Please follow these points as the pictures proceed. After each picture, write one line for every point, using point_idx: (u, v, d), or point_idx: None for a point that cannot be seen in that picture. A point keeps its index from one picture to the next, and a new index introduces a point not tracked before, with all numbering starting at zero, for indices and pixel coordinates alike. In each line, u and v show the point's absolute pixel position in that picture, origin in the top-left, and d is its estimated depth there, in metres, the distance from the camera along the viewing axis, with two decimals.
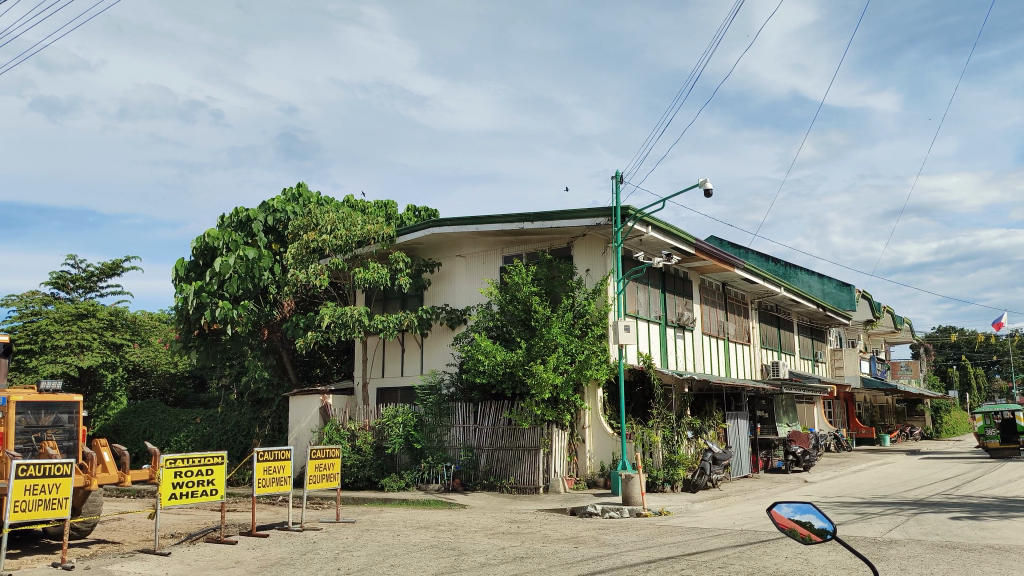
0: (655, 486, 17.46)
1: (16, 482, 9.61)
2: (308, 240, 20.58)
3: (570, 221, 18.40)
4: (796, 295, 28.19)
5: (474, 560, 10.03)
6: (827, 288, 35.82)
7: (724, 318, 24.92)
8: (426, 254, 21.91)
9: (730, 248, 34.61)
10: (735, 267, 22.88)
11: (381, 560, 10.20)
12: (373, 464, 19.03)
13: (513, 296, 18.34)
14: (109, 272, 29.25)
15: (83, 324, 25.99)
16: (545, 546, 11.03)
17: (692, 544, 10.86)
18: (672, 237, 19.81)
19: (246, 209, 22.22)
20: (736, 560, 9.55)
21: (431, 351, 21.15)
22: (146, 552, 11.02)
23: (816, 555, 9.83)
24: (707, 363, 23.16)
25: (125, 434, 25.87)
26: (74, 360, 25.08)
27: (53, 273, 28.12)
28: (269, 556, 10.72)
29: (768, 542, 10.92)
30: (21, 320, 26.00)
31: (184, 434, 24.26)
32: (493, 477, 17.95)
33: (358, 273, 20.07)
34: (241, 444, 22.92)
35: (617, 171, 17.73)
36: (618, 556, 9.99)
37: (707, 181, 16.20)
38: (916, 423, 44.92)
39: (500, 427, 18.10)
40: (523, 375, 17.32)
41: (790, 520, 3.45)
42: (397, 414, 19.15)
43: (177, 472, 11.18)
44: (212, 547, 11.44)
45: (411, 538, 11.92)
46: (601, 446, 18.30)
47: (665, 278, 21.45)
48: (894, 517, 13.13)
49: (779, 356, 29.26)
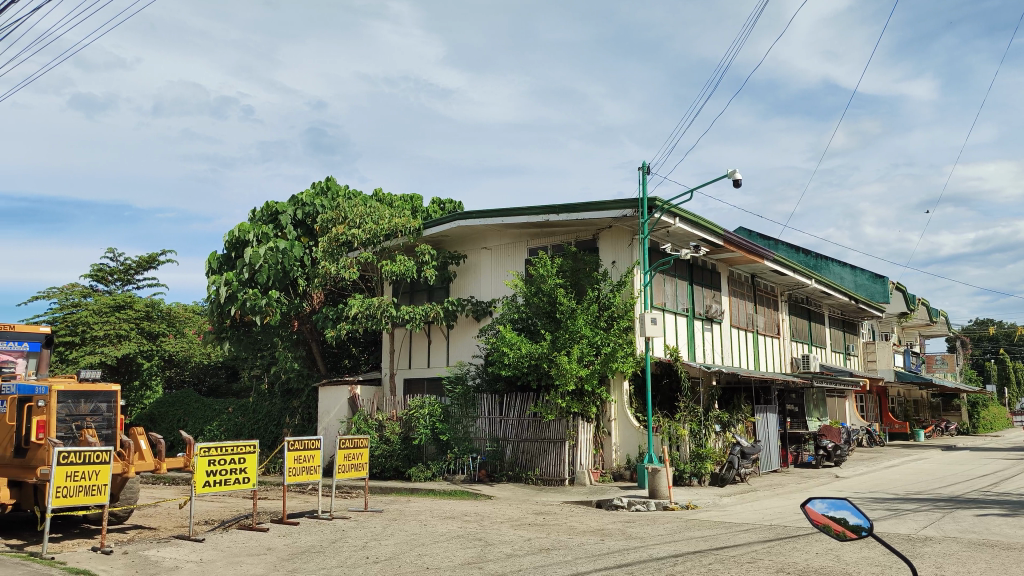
0: (682, 480, 17.33)
1: (58, 468, 9.85)
2: (338, 234, 20.74)
3: (597, 213, 18.27)
4: (827, 287, 27.80)
5: (501, 551, 10.02)
6: (860, 280, 35.25)
7: (753, 311, 24.61)
8: (452, 246, 21.93)
9: (759, 240, 34.18)
10: (764, 258, 22.55)
11: (410, 549, 10.25)
12: (400, 454, 19.12)
13: (538, 288, 18.25)
14: (146, 265, 29.73)
15: (121, 315, 26.42)
16: (572, 538, 11.00)
17: (720, 538, 10.73)
18: (699, 228, 19.59)
19: (276, 203, 22.48)
20: (765, 556, 9.42)
21: (456, 343, 21.20)
22: (180, 538, 11.19)
23: (849, 552, 9.66)
24: (736, 356, 22.91)
25: (161, 423, 26.28)
26: (112, 350, 25.55)
27: (92, 266, 28.69)
28: (300, 543, 10.81)
29: (799, 537, 10.76)
30: (62, 312, 26.66)
31: (217, 422, 24.60)
32: (519, 469, 17.93)
33: (385, 266, 20.22)
34: (272, 434, 23.17)
35: (644, 163, 17.59)
36: (645, 549, 9.93)
37: (736, 172, 16.00)
38: (951, 418, 43.99)
39: (525, 418, 18.06)
40: (549, 367, 17.27)
41: (824, 516, 3.39)
42: (423, 403, 19.28)
43: (211, 460, 11.35)
44: (245, 534, 11.58)
45: (438, 527, 11.96)
46: (626, 438, 18.21)
47: (693, 270, 21.22)
48: (929, 514, 12.85)
49: (810, 349, 28.87)
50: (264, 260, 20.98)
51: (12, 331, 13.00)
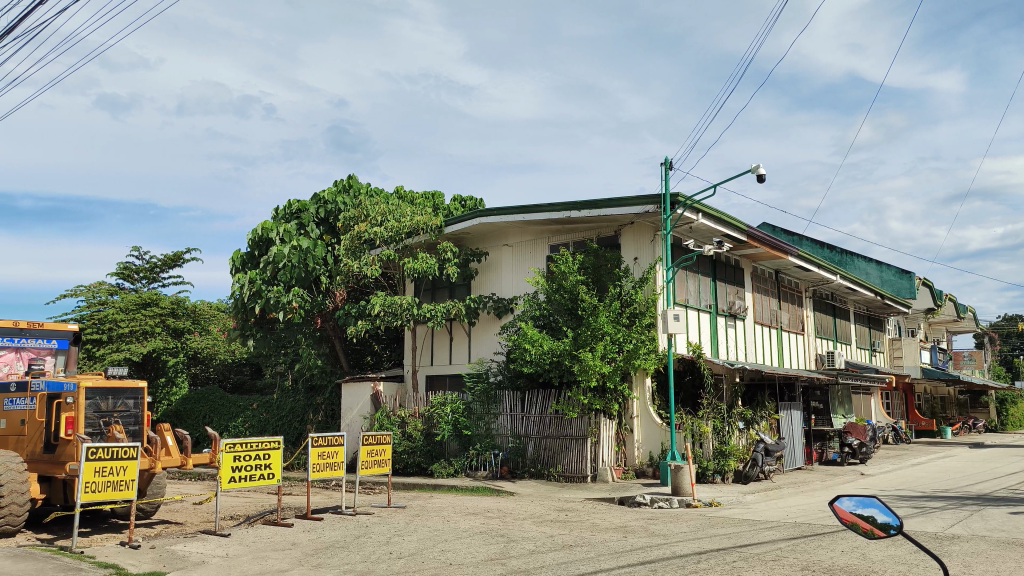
0: (705, 477, 17.22)
1: (86, 463, 10.01)
2: (360, 232, 20.83)
3: (618, 209, 18.21)
4: (853, 283, 27.48)
5: (523, 548, 10.02)
6: (886, 276, 34.83)
7: (777, 307, 24.41)
8: (473, 243, 21.97)
9: (783, 235, 33.86)
10: (788, 254, 22.35)
11: (432, 545, 10.30)
12: (422, 450, 19.20)
13: (560, 285, 18.24)
14: (171, 263, 30.08)
15: (147, 312, 26.74)
16: (594, 535, 10.98)
17: (744, 536, 10.66)
18: (722, 224, 19.46)
19: (299, 201, 22.65)
20: (789, 554, 9.33)
21: (478, 340, 21.24)
22: (207, 533, 11.32)
23: (875, 550, 9.55)
24: (760, 352, 22.74)
25: (186, 419, 26.56)
26: (137, 347, 25.89)
27: (118, 264, 29.07)
28: (324, 539, 10.90)
29: (824, 535, 10.65)
30: (89, 309, 27.04)
31: (241, 419, 24.87)
32: (541, 466, 17.94)
33: (407, 263, 20.29)
34: (295, 430, 23.37)
35: (666, 158, 17.47)
36: (668, 546, 9.89)
37: (761, 166, 15.89)
38: (979, 415, 43.37)
39: (547, 415, 18.05)
40: (570, 363, 17.28)
41: (851, 514, 3.34)
42: (445, 400, 19.41)
43: (237, 456, 11.47)
44: (270, 529, 11.69)
45: (460, 524, 11.99)
46: (649, 435, 18.16)
47: (716, 266, 21.08)
48: (956, 513, 12.68)
49: (835, 346, 28.56)
50: (288, 258, 21.13)
51: (40, 328, 13.21)
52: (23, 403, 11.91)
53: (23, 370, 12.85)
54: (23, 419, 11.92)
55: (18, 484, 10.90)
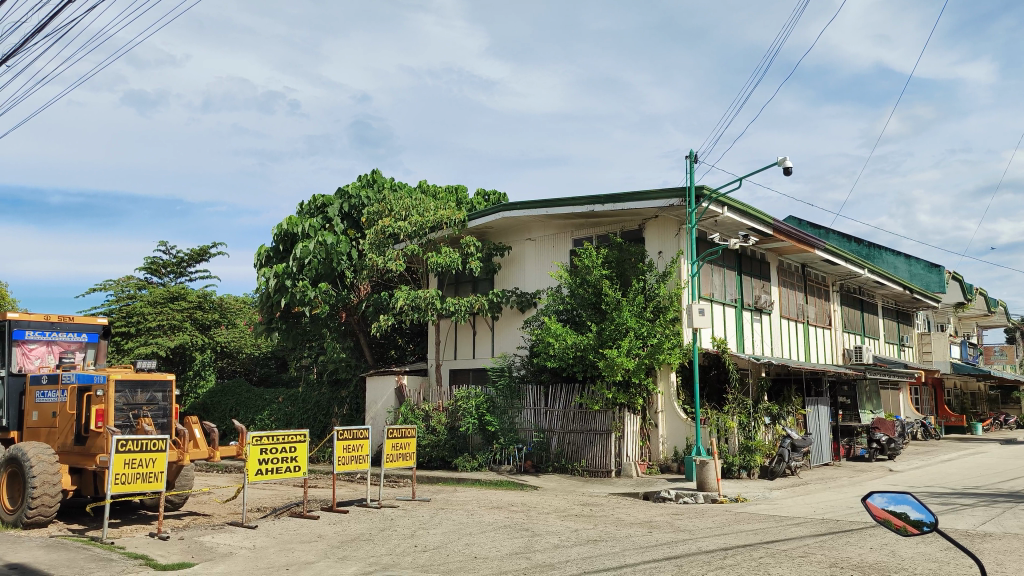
0: (731, 472, 17.10)
1: (117, 455, 10.17)
2: (384, 226, 20.90)
3: (642, 203, 18.09)
4: (881, 276, 27.10)
5: (548, 542, 10.00)
6: (915, 269, 34.31)
7: (804, 301, 24.14)
8: (496, 238, 21.98)
9: (810, 229, 33.48)
10: (816, 248, 22.10)
11: (457, 538, 10.32)
12: (446, 444, 19.23)
13: (584, 279, 18.20)
14: (198, 257, 30.41)
15: (174, 306, 27.13)
16: (619, 529, 10.94)
17: (771, 532, 10.56)
18: (748, 217, 19.26)
19: (323, 196, 22.74)
20: (817, 550, 9.21)
21: (501, 334, 21.25)
22: (235, 525, 11.45)
23: (904, 547, 9.40)
24: (786, 347, 22.54)
25: (214, 412, 26.93)
26: (165, 342, 26.22)
27: (146, 259, 29.46)
28: (349, 531, 10.98)
29: (852, 532, 10.51)
30: (118, 304, 27.45)
31: (267, 412, 25.09)
32: (565, 460, 17.91)
33: (431, 257, 20.31)
34: (321, 423, 23.55)
35: (691, 151, 17.32)
36: (694, 542, 9.84)
37: (787, 159, 15.75)
38: (1010, 411, 42.66)
39: (571, 410, 18.01)
40: (594, 358, 17.28)
41: (884, 511, 3.26)
42: (469, 394, 19.35)
43: (263, 448, 11.58)
44: (296, 521, 11.79)
45: (485, 517, 12.01)
46: (674, 430, 18.10)
47: (741, 260, 20.87)
48: (988, 510, 12.47)
49: (862, 341, 28.21)
50: (313, 253, 21.14)
51: (71, 322, 13.39)
52: (55, 396, 12.10)
53: (55, 364, 13.15)
54: (54, 411, 12.11)
55: (50, 475, 11.10)
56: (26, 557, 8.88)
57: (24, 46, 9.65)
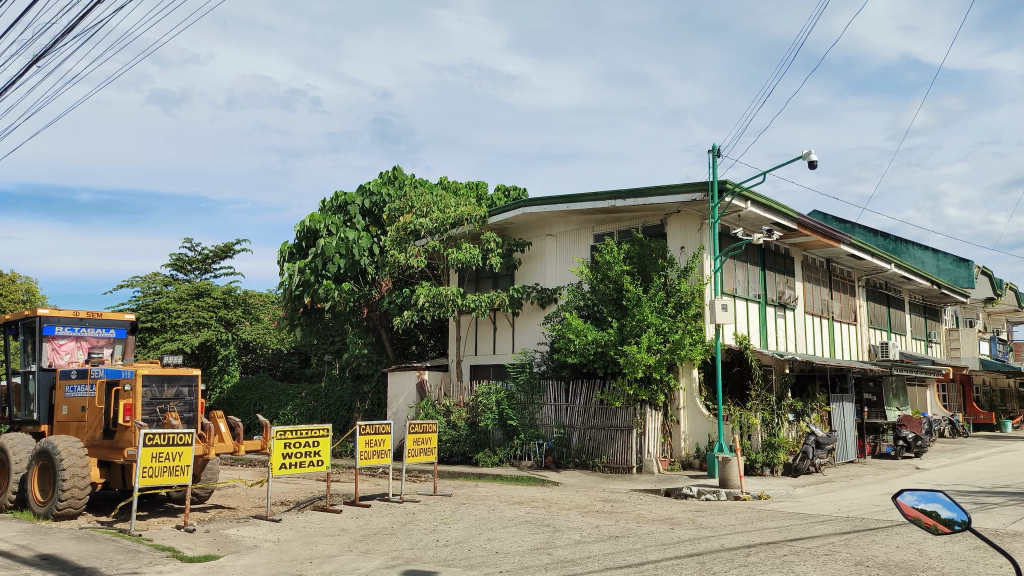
0: (753, 469, 16.99)
1: (144, 449, 10.33)
2: (405, 223, 20.95)
3: (664, 198, 17.96)
4: (907, 271, 26.77)
5: (569, 538, 9.99)
6: (943, 264, 33.85)
7: (829, 297, 23.85)
8: (517, 234, 21.95)
9: (836, 224, 33.13)
10: (841, 242, 21.84)
11: (478, 533, 10.35)
12: (467, 439, 19.33)
13: (605, 275, 18.14)
14: (222, 254, 30.73)
15: (200, 302, 27.46)
16: (640, 526, 10.90)
17: (795, 529, 10.46)
18: (771, 212, 19.08)
19: (345, 193, 22.82)
20: (842, 548, 9.12)
21: (522, 329, 21.25)
22: (259, 518, 11.57)
23: (931, 546, 9.27)
24: (810, 343, 22.32)
25: (238, 407, 27.25)
26: (190, 338, 26.54)
27: (172, 255, 29.83)
28: (372, 525, 11.05)
29: (878, 530, 10.40)
30: (145, 299, 27.85)
31: (291, 407, 25.32)
32: (586, 456, 17.87)
33: (452, 254, 20.35)
34: (343, 418, 23.73)
35: (714, 145, 17.19)
36: (717, 539, 9.78)
37: (812, 153, 15.58)
38: None
39: (591, 406, 17.97)
40: (615, 354, 17.21)
41: (914, 509, 3.21)
42: (490, 391, 19.40)
43: (287, 443, 11.68)
44: (319, 515, 11.89)
45: (506, 513, 12.04)
46: (696, 428, 18.01)
47: (765, 255, 20.68)
48: (1018, 509, 12.25)
49: (889, 337, 27.86)
50: (336, 249, 21.29)
51: (99, 318, 13.48)
52: (84, 390, 12.29)
53: (83, 359, 13.41)
54: (83, 406, 12.30)
55: (80, 468, 11.28)
56: (56, 548, 9.05)
57: (55, 45, 9.74)
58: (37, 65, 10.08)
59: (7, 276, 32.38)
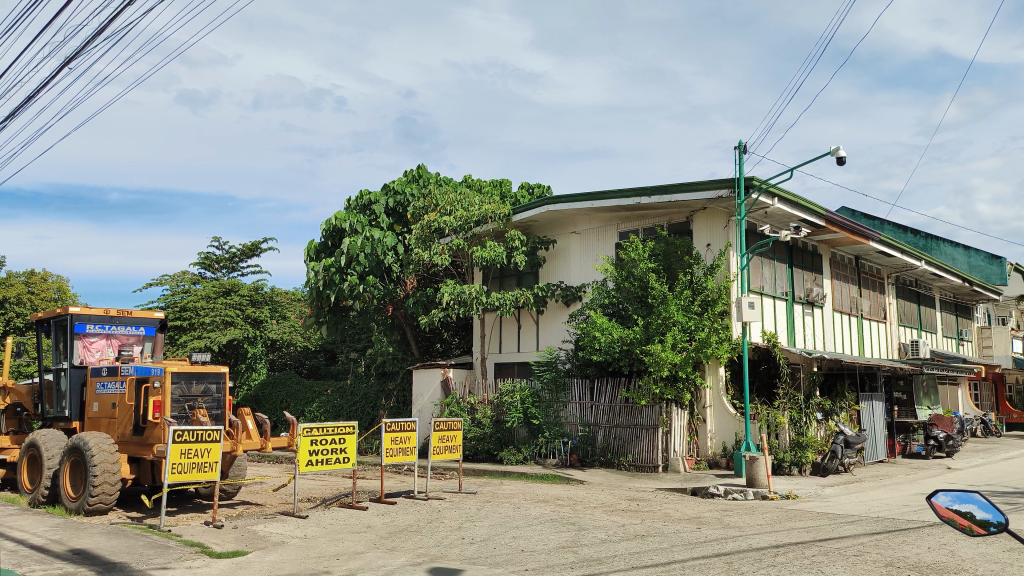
0: (781, 469, 16.84)
1: (174, 445, 10.46)
2: (430, 221, 21.01)
3: (690, 194, 17.82)
4: (937, 268, 26.31)
5: (595, 536, 9.95)
6: (974, 261, 33.28)
7: (858, 294, 23.52)
8: (541, 231, 21.91)
9: (864, 221, 32.73)
10: (870, 239, 21.52)
11: (504, 531, 10.36)
12: (492, 437, 19.38)
13: (630, 273, 18.05)
14: (249, 253, 31.05)
15: (227, 300, 27.76)
16: (667, 525, 10.82)
17: (824, 530, 10.33)
18: (799, 208, 18.87)
19: (369, 192, 22.91)
20: (872, 549, 9.00)
21: (547, 328, 21.21)
22: (286, 515, 11.66)
23: (963, 547, 9.10)
24: (839, 341, 22.03)
25: (265, 404, 27.54)
26: (218, 336, 26.84)
27: (200, 254, 30.20)
28: (398, 522, 11.10)
29: (909, 531, 10.24)
30: (173, 297, 28.20)
31: (317, 404, 25.52)
32: (611, 455, 17.81)
33: (476, 252, 20.38)
34: (369, 415, 23.85)
35: (740, 141, 17.02)
36: (745, 539, 9.68)
37: (840, 149, 15.37)
38: None
39: (617, 404, 17.91)
40: (640, 353, 17.12)
41: (948, 510, 3.14)
42: (514, 389, 19.39)
43: (313, 440, 11.77)
44: (345, 512, 11.97)
45: (532, 511, 12.02)
46: (723, 426, 17.88)
47: (792, 252, 20.44)
48: None
49: (919, 335, 27.42)
50: (361, 248, 21.41)
51: (129, 316, 13.67)
52: (115, 387, 12.48)
53: (113, 356, 13.61)
54: (114, 403, 12.49)
55: (111, 464, 11.46)
56: (88, 543, 9.19)
57: (85, 47, 9.81)
58: (68, 67, 10.17)
59: (39, 276, 32.96)
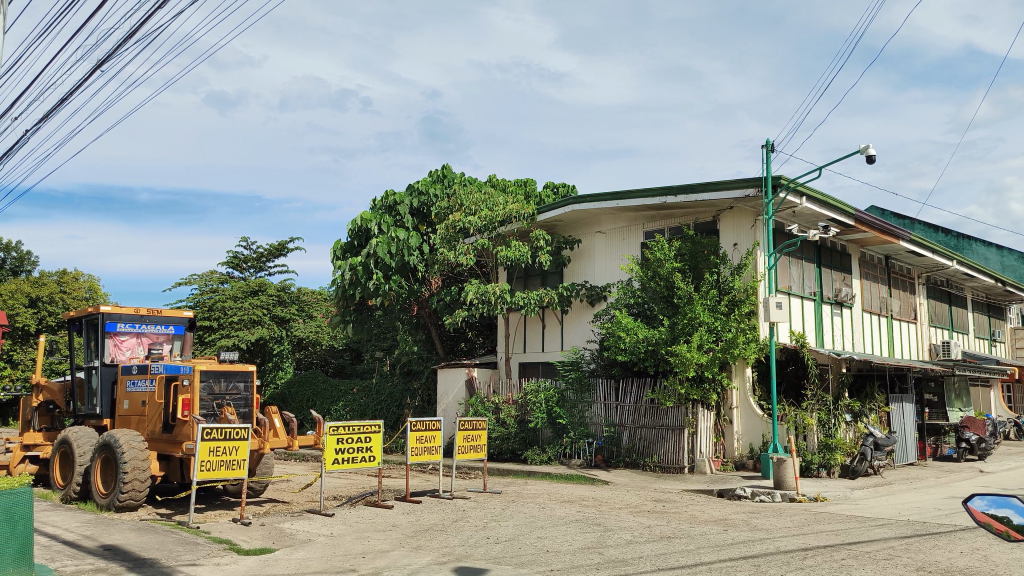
0: (809, 471, 16.68)
1: (202, 443, 10.58)
2: (454, 221, 21.06)
3: (717, 193, 17.68)
4: (970, 268, 25.87)
5: (620, 538, 9.90)
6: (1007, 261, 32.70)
7: (887, 294, 23.17)
8: (566, 231, 21.86)
9: (894, 219, 32.31)
10: (900, 238, 21.20)
11: (529, 531, 10.34)
12: (516, 437, 19.39)
13: (655, 273, 17.92)
14: (276, 253, 31.35)
15: (255, 299, 28.02)
16: (694, 527, 10.73)
17: (852, 533, 10.21)
18: (828, 207, 18.64)
19: (394, 193, 22.98)
20: (903, 553, 8.86)
21: (571, 328, 21.19)
22: (312, 512, 11.74)
23: (996, 552, 8.95)
24: (868, 342, 21.72)
25: (292, 402, 27.78)
26: (245, 335, 27.12)
27: (228, 254, 30.54)
28: (423, 521, 11.12)
29: (941, 535, 10.07)
30: (201, 296, 28.52)
31: (343, 403, 25.71)
32: (636, 455, 17.73)
33: (501, 252, 20.40)
34: (394, 414, 23.96)
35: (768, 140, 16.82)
36: (772, 541, 9.57)
37: (870, 147, 15.13)
38: None
39: (642, 404, 17.83)
40: (666, 353, 17.00)
41: (985, 514, 3.02)
42: (539, 389, 19.38)
43: (340, 439, 11.85)
44: (371, 510, 12.03)
45: (557, 511, 12.00)
46: (750, 428, 17.70)
47: (821, 251, 20.19)
48: None
49: (951, 335, 26.96)
50: (387, 248, 21.53)
51: (159, 315, 13.87)
52: (145, 385, 12.66)
53: (144, 354, 13.80)
54: (144, 400, 12.67)
55: (141, 461, 11.60)
56: (119, 539, 9.31)
57: (117, 50, 9.90)
58: (100, 70, 10.28)
59: (71, 275, 33.48)
